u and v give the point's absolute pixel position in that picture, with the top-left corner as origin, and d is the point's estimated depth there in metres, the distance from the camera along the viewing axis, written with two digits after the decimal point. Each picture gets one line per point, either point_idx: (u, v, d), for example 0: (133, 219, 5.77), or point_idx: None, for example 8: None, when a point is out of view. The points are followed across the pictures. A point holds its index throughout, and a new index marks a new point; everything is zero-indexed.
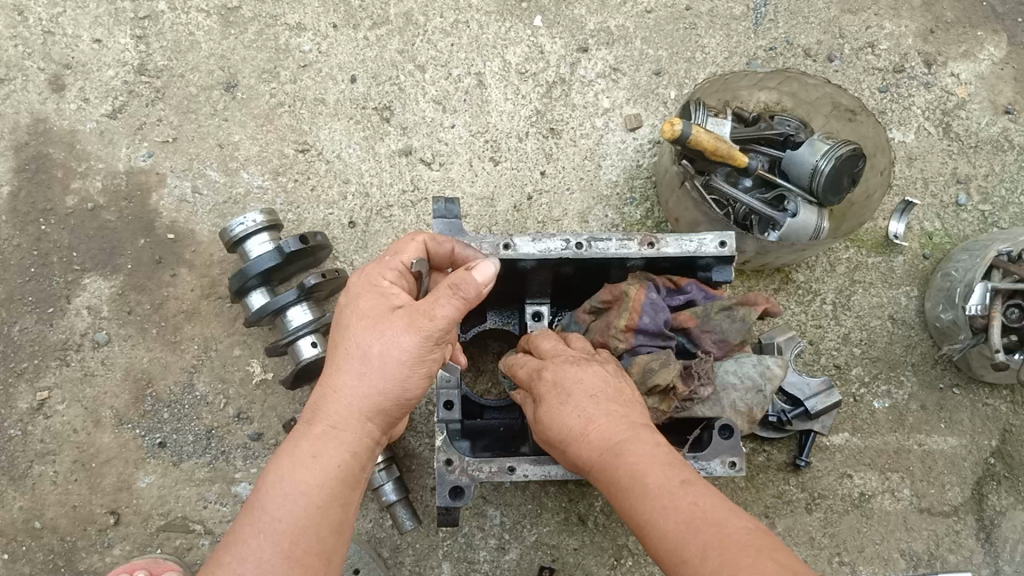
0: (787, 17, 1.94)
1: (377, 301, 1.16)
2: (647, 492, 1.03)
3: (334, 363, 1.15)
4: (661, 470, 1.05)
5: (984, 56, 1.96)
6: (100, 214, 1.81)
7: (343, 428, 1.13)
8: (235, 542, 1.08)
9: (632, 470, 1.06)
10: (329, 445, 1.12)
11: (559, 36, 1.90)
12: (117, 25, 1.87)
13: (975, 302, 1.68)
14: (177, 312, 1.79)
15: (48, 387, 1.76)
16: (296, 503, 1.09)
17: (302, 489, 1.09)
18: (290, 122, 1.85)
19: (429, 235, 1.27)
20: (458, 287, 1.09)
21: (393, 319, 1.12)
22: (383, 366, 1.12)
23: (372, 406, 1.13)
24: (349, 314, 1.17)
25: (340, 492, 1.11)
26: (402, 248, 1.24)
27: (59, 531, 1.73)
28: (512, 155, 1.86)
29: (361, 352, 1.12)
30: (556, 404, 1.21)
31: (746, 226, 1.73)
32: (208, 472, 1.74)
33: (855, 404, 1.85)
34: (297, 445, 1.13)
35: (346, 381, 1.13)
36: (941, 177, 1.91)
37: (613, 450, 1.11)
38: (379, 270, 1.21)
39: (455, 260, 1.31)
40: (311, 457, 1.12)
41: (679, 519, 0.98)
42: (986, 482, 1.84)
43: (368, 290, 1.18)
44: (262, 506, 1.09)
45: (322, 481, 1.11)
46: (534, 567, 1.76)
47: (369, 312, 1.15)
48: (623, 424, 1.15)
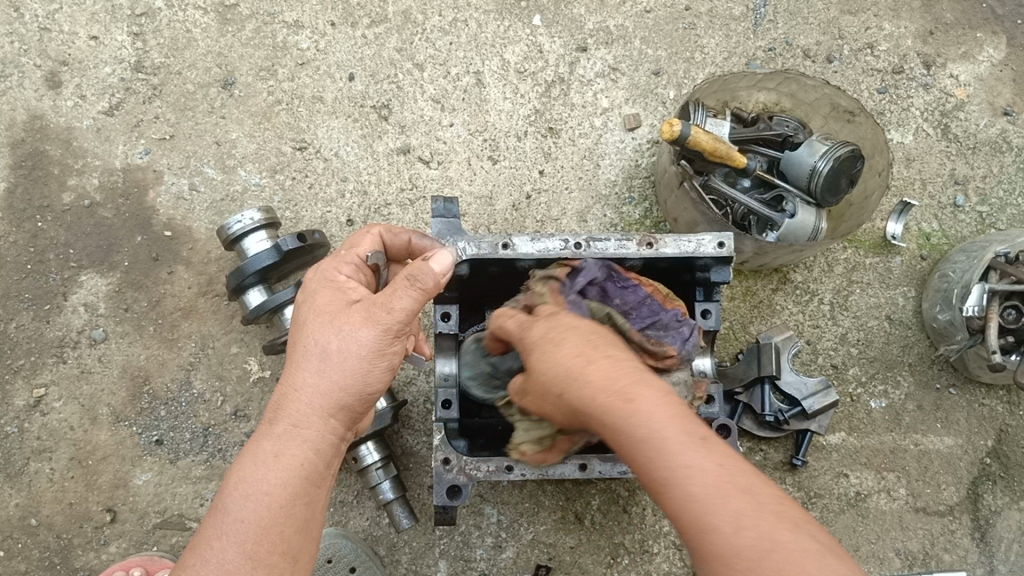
0: (786, 18, 1.94)
1: (334, 295, 1.18)
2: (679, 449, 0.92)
3: (293, 360, 1.15)
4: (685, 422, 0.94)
5: (983, 58, 1.97)
6: (96, 211, 1.80)
7: (304, 425, 1.12)
8: (200, 546, 1.06)
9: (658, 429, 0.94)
10: (291, 442, 1.12)
11: (559, 35, 1.90)
12: (114, 22, 1.86)
13: (972, 303, 1.68)
14: (174, 310, 1.78)
15: (45, 385, 1.76)
16: (260, 503, 1.07)
17: (265, 490, 1.08)
18: (288, 120, 1.85)
19: (384, 228, 1.31)
20: (417, 278, 1.11)
21: (350, 314, 1.14)
22: (342, 360, 1.12)
23: (334, 400, 1.13)
24: (308, 312, 1.17)
25: (306, 490, 1.11)
26: (357, 243, 1.27)
27: (54, 529, 1.72)
28: (510, 154, 1.86)
29: (319, 347, 1.13)
30: (546, 357, 1.06)
31: (745, 226, 1.72)
32: (205, 470, 1.74)
33: (852, 404, 1.85)
34: (258, 445, 1.12)
35: (306, 378, 1.13)
36: (939, 178, 1.92)
37: (633, 404, 0.95)
38: (334, 266, 1.22)
39: (411, 251, 1.34)
40: (273, 456, 1.11)
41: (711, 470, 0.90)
42: (982, 482, 1.84)
43: (324, 287, 1.20)
44: (225, 507, 1.08)
45: (284, 480, 1.09)
46: (530, 565, 1.76)
47: (326, 308, 1.17)
48: (627, 368, 1.00)
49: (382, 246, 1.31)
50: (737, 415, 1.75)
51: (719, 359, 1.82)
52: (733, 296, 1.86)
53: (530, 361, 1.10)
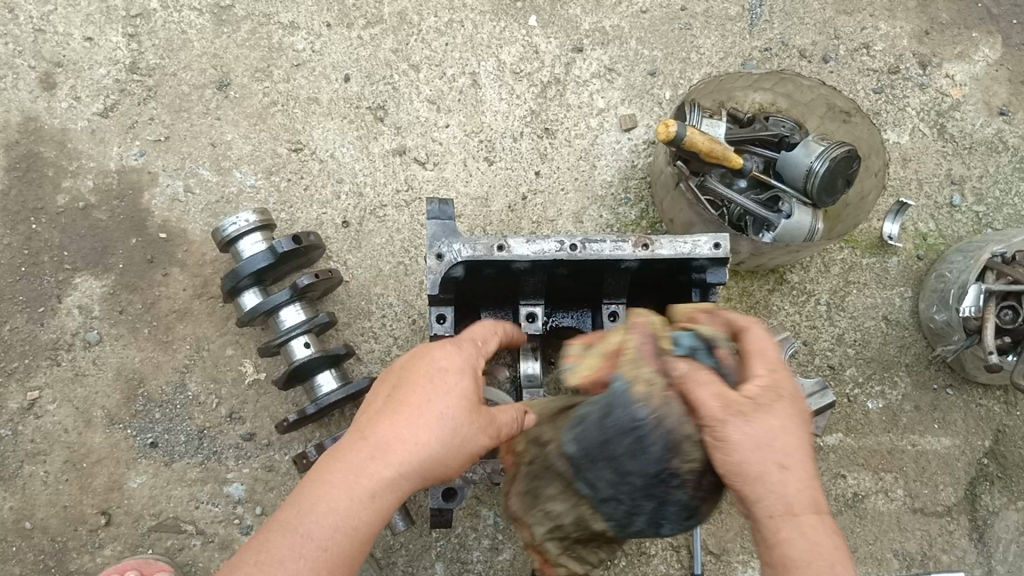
0: (782, 18, 1.94)
1: (476, 380, 1.17)
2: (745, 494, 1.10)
3: (418, 415, 1.12)
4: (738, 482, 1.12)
5: (979, 57, 1.96)
6: (91, 213, 1.80)
7: (406, 484, 1.11)
8: (269, 560, 1.04)
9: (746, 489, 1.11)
10: (389, 491, 1.10)
11: (554, 35, 1.90)
12: (109, 23, 1.86)
13: (969, 303, 1.68)
14: (169, 312, 1.78)
15: (39, 387, 1.75)
16: (344, 536, 1.07)
17: (352, 530, 1.08)
18: (283, 121, 1.84)
19: (508, 332, 1.33)
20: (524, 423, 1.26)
21: (482, 415, 1.16)
22: (461, 449, 1.13)
23: (435, 474, 1.13)
24: (455, 384, 1.15)
25: (376, 533, 1.11)
26: (489, 339, 1.27)
27: (49, 532, 1.72)
28: (506, 154, 1.85)
29: (449, 423, 1.12)
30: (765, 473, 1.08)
31: (740, 227, 1.71)
32: (200, 473, 1.73)
33: (849, 404, 1.85)
34: (357, 477, 1.09)
35: (427, 442, 1.11)
36: (935, 178, 1.91)
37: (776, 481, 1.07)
38: (476, 354, 1.21)
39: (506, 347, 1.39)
40: (368, 500, 1.09)
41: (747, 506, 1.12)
42: (979, 483, 1.84)
43: (469, 369, 1.18)
44: (306, 532, 1.06)
45: (369, 523, 1.09)
46: (527, 568, 1.75)
47: (469, 393, 1.15)
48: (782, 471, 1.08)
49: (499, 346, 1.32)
50: None
51: None
52: (729, 297, 1.85)
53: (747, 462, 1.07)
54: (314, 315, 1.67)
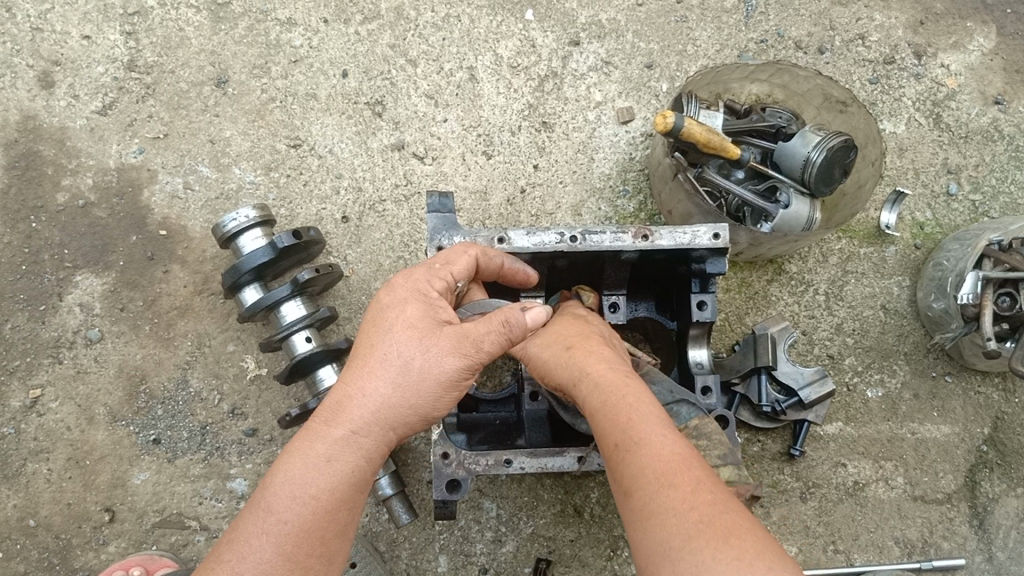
0: (778, 9, 1.95)
1: (426, 312, 1.19)
2: (634, 433, 1.06)
3: (366, 364, 1.16)
4: (652, 426, 1.07)
5: (973, 47, 1.97)
6: (90, 211, 1.80)
7: (362, 435, 1.14)
8: (237, 541, 1.10)
9: (638, 433, 1.06)
10: (347, 450, 1.14)
11: (551, 29, 1.90)
12: (106, 21, 1.86)
13: (967, 290, 1.69)
14: (170, 309, 1.78)
15: (41, 385, 1.75)
16: (304, 507, 1.10)
17: (312, 494, 1.11)
18: (281, 117, 1.85)
19: (482, 250, 1.29)
20: (511, 323, 1.16)
21: (441, 336, 1.16)
22: (419, 381, 1.15)
23: (397, 417, 1.16)
24: (396, 319, 1.18)
25: (349, 496, 1.13)
26: (454, 261, 1.26)
27: (53, 529, 1.72)
28: (505, 148, 1.86)
29: (401, 360, 1.15)
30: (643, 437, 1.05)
31: (740, 218, 1.72)
32: (203, 469, 1.74)
33: (848, 394, 1.86)
34: (312, 444, 1.13)
35: (378, 387, 1.15)
36: (932, 168, 1.92)
37: (659, 461, 1.02)
38: (428, 278, 1.23)
39: (502, 274, 1.35)
40: (325, 461, 1.12)
41: (668, 453, 1.03)
42: (979, 470, 1.85)
43: (416, 297, 1.20)
44: (268, 506, 1.10)
45: (333, 487, 1.12)
46: (531, 559, 1.76)
47: (417, 324, 1.17)
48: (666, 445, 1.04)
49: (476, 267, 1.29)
50: (734, 406, 1.75)
51: (715, 350, 1.83)
52: (728, 287, 1.86)
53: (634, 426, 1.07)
54: (315, 310, 1.67)
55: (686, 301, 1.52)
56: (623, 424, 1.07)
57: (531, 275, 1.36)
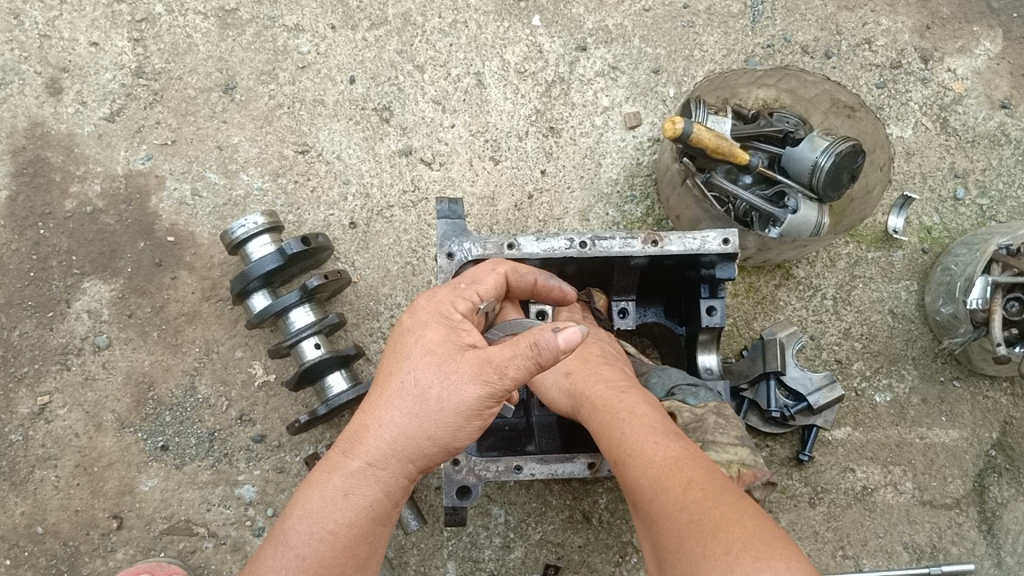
0: (784, 14, 1.95)
1: (447, 337, 1.15)
2: (633, 446, 1.08)
3: (383, 392, 1.14)
4: (652, 436, 1.08)
5: (980, 51, 1.97)
6: (98, 217, 1.80)
7: (379, 468, 1.13)
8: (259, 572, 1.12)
9: (632, 444, 1.08)
10: (363, 483, 1.14)
11: (558, 35, 1.90)
12: (114, 28, 1.86)
13: (976, 295, 1.67)
14: (178, 315, 1.78)
15: (49, 392, 1.75)
16: (322, 543, 1.12)
17: (329, 528, 1.12)
18: (289, 123, 1.85)
19: (510, 268, 1.28)
20: (539, 347, 1.07)
21: (461, 363, 1.12)
22: (438, 412, 1.11)
23: (415, 448, 1.13)
24: (416, 344, 1.16)
25: (368, 528, 1.14)
26: (479, 281, 1.25)
27: (61, 537, 1.72)
28: (512, 154, 1.86)
29: (419, 390, 1.12)
30: (635, 447, 1.07)
31: (747, 223, 1.73)
32: (211, 475, 1.74)
33: (856, 398, 1.85)
34: (330, 477, 1.15)
35: (394, 418, 1.12)
36: (939, 172, 1.92)
37: (654, 465, 1.03)
38: (452, 299, 1.21)
39: (534, 291, 1.34)
40: (342, 494, 1.14)
41: (667, 457, 1.03)
42: (988, 475, 1.85)
43: (438, 321, 1.18)
44: (287, 540, 1.12)
45: (350, 521, 1.13)
46: (539, 565, 1.76)
47: (437, 350, 1.14)
48: (660, 447, 1.05)
49: (505, 285, 1.28)
50: (743, 411, 1.75)
51: (723, 355, 1.83)
52: (736, 292, 1.86)
53: (628, 439, 1.10)
54: (323, 316, 1.67)
55: (696, 306, 1.51)
56: (619, 438, 1.11)
57: (567, 293, 1.36)
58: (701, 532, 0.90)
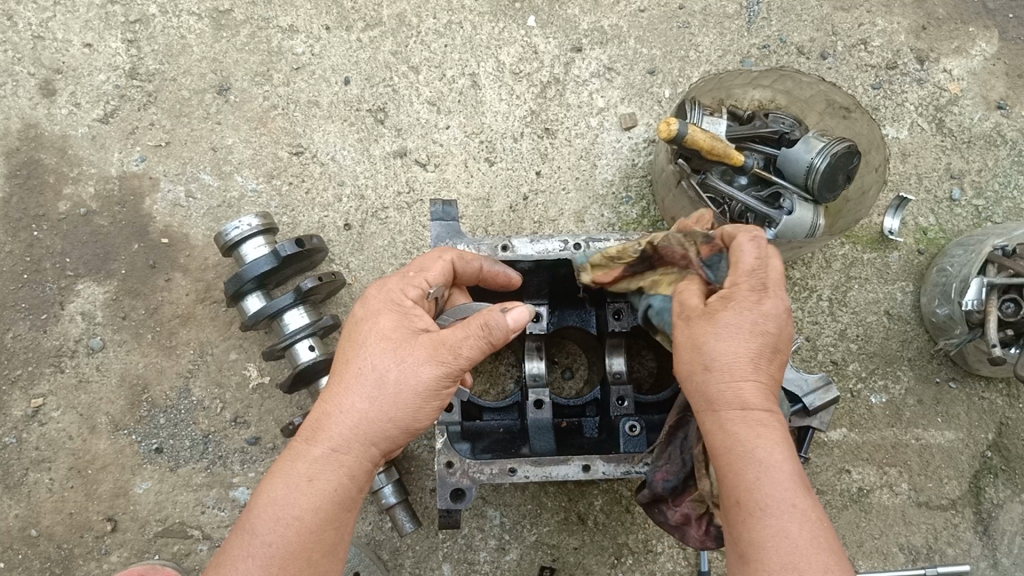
0: (780, 15, 1.95)
1: (400, 322, 1.19)
2: (771, 501, 1.04)
3: (342, 378, 1.17)
4: (793, 491, 1.05)
5: (976, 52, 1.97)
6: (92, 219, 1.79)
7: (341, 452, 1.15)
8: (226, 563, 1.12)
9: (789, 498, 1.05)
10: (327, 468, 1.15)
11: (553, 36, 1.90)
12: (108, 29, 1.86)
13: (971, 296, 1.67)
14: (172, 317, 1.78)
15: (43, 395, 1.75)
16: (288, 528, 1.12)
17: (295, 514, 1.13)
18: (283, 125, 1.84)
19: (456, 254, 1.30)
20: (490, 327, 1.14)
21: (416, 346, 1.16)
22: (396, 393, 1.15)
23: (377, 431, 1.16)
24: (370, 331, 1.19)
25: (335, 514, 1.15)
26: (428, 267, 1.27)
27: (55, 539, 1.71)
28: (508, 155, 1.85)
29: (376, 374, 1.15)
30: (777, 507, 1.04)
31: (742, 224, 1.72)
32: (205, 478, 1.73)
33: (852, 400, 1.85)
34: (293, 464, 1.15)
35: (354, 402, 1.15)
36: (935, 173, 1.92)
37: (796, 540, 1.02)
38: (402, 287, 1.24)
39: (481, 277, 1.36)
40: (306, 480, 1.14)
41: (806, 530, 1.03)
42: (984, 475, 1.85)
43: (390, 307, 1.21)
44: (253, 529, 1.13)
45: (315, 507, 1.14)
46: (535, 567, 1.75)
47: (391, 336, 1.18)
48: (800, 516, 1.04)
49: (453, 271, 1.31)
50: None
51: None
52: None
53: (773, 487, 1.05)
54: (318, 318, 1.67)
55: None
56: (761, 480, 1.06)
57: (512, 277, 1.38)
58: None
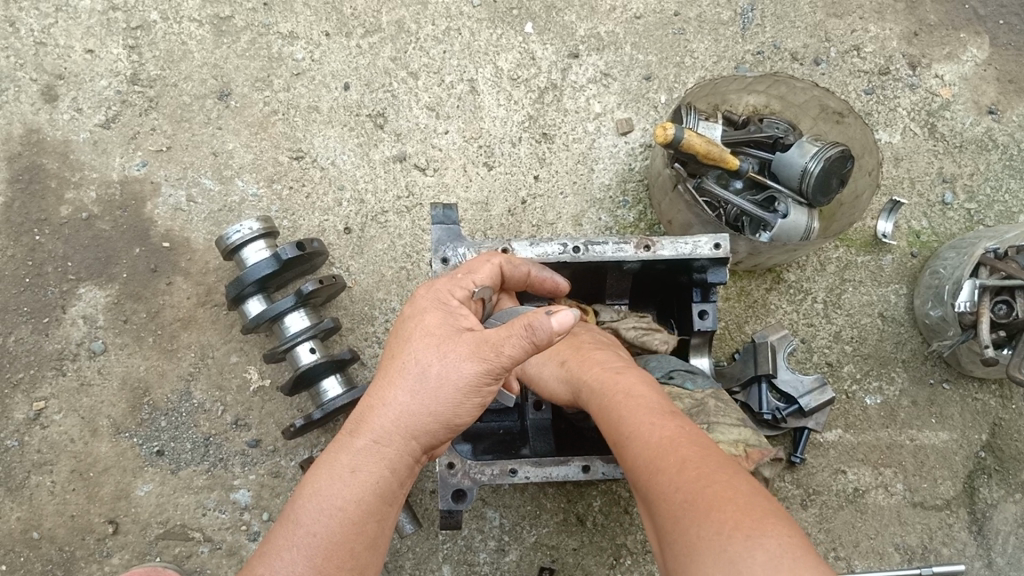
0: (773, 21, 1.97)
1: (444, 320, 1.18)
2: (634, 423, 1.03)
3: (388, 375, 1.16)
4: (653, 414, 1.03)
5: (967, 57, 2.00)
6: (94, 223, 1.81)
7: (385, 444, 1.13)
8: (268, 553, 1.08)
9: (635, 421, 1.02)
10: (371, 460, 1.13)
11: (550, 42, 1.92)
12: (109, 35, 1.88)
13: (964, 298, 1.70)
14: (173, 321, 1.79)
15: (45, 398, 1.76)
16: (332, 518, 1.09)
17: (338, 504, 1.10)
18: (283, 130, 1.86)
19: (505, 258, 1.32)
20: (535, 329, 1.05)
21: (458, 343, 1.14)
22: (439, 388, 1.13)
23: (419, 426, 1.14)
24: (415, 329, 1.18)
25: (376, 506, 1.12)
26: (475, 270, 1.27)
27: (57, 542, 1.72)
28: (505, 159, 1.88)
29: (419, 369, 1.14)
30: (632, 431, 1.02)
31: (738, 227, 1.74)
32: (206, 480, 1.74)
33: (847, 401, 1.87)
34: (338, 456, 1.13)
35: (398, 397, 1.14)
36: (927, 177, 1.95)
37: (656, 450, 0.96)
38: (449, 287, 1.24)
39: (528, 281, 1.38)
40: (350, 472, 1.12)
41: (665, 435, 0.98)
42: (977, 476, 1.87)
43: (435, 306, 1.20)
44: (296, 520, 1.09)
45: (359, 497, 1.11)
46: (534, 568, 1.77)
47: (435, 333, 1.16)
48: (659, 429, 1.00)
49: (500, 274, 1.31)
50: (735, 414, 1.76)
51: (715, 359, 1.85)
52: (727, 295, 1.88)
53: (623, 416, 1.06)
54: (319, 321, 1.68)
55: (688, 310, 1.53)
56: (624, 417, 1.05)
57: (560, 283, 1.39)
58: (705, 503, 0.85)
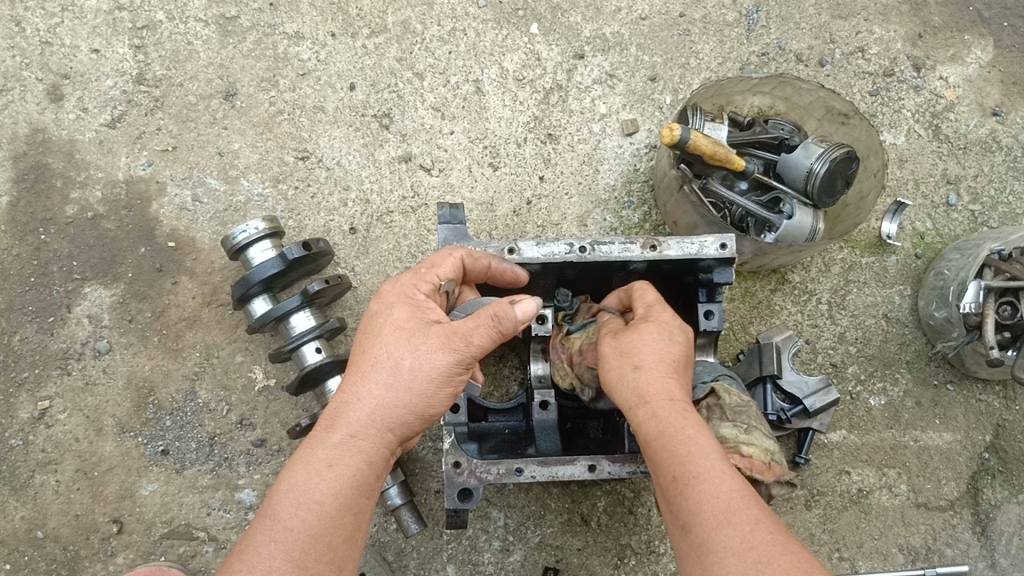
0: (778, 23, 1.98)
1: (413, 314, 1.21)
2: (697, 466, 1.04)
3: (360, 369, 1.18)
4: (714, 457, 1.05)
5: (971, 59, 2.00)
6: (99, 223, 1.81)
7: (361, 437, 1.15)
8: (246, 550, 1.08)
9: (695, 467, 1.04)
10: (346, 454, 1.14)
11: (556, 43, 1.93)
12: (115, 35, 1.88)
13: (969, 299, 1.70)
14: (178, 320, 1.79)
15: (49, 397, 1.76)
16: (310, 512, 1.10)
17: (316, 498, 1.11)
18: (289, 130, 1.86)
19: (466, 252, 1.33)
20: (501, 317, 1.15)
21: (429, 335, 1.18)
22: (412, 380, 1.16)
23: (393, 417, 1.17)
24: (384, 323, 1.21)
25: (354, 499, 1.13)
26: (438, 264, 1.29)
27: (61, 541, 1.72)
28: (511, 160, 1.88)
29: (391, 362, 1.17)
30: (694, 474, 1.03)
31: (743, 228, 1.74)
32: (211, 480, 1.74)
33: (851, 402, 1.87)
34: (314, 452, 1.14)
35: (371, 390, 1.16)
36: (931, 178, 1.95)
37: (723, 507, 1.00)
38: (414, 282, 1.26)
39: (489, 275, 1.37)
40: (326, 467, 1.13)
41: (729, 488, 1.02)
42: (981, 477, 1.87)
43: (404, 301, 1.23)
44: (274, 516, 1.10)
45: (337, 491, 1.12)
46: (538, 568, 1.77)
47: (407, 327, 1.19)
48: (721, 479, 1.03)
49: (462, 269, 1.33)
50: None
51: (720, 360, 1.85)
52: (732, 296, 1.89)
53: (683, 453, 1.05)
54: (324, 321, 1.68)
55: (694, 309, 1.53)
56: (680, 457, 1.05)
57: (519, 275, 1.38)
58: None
